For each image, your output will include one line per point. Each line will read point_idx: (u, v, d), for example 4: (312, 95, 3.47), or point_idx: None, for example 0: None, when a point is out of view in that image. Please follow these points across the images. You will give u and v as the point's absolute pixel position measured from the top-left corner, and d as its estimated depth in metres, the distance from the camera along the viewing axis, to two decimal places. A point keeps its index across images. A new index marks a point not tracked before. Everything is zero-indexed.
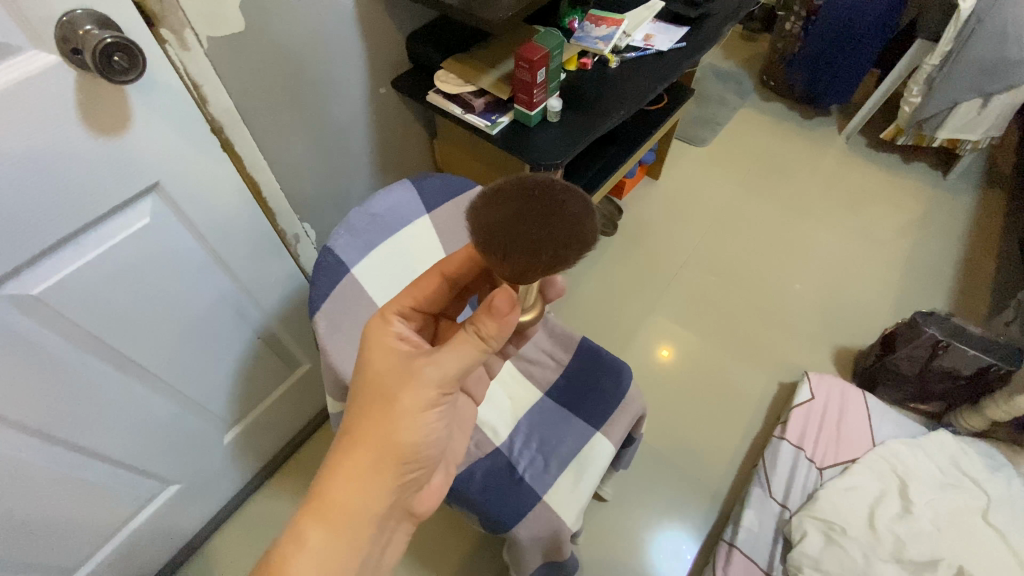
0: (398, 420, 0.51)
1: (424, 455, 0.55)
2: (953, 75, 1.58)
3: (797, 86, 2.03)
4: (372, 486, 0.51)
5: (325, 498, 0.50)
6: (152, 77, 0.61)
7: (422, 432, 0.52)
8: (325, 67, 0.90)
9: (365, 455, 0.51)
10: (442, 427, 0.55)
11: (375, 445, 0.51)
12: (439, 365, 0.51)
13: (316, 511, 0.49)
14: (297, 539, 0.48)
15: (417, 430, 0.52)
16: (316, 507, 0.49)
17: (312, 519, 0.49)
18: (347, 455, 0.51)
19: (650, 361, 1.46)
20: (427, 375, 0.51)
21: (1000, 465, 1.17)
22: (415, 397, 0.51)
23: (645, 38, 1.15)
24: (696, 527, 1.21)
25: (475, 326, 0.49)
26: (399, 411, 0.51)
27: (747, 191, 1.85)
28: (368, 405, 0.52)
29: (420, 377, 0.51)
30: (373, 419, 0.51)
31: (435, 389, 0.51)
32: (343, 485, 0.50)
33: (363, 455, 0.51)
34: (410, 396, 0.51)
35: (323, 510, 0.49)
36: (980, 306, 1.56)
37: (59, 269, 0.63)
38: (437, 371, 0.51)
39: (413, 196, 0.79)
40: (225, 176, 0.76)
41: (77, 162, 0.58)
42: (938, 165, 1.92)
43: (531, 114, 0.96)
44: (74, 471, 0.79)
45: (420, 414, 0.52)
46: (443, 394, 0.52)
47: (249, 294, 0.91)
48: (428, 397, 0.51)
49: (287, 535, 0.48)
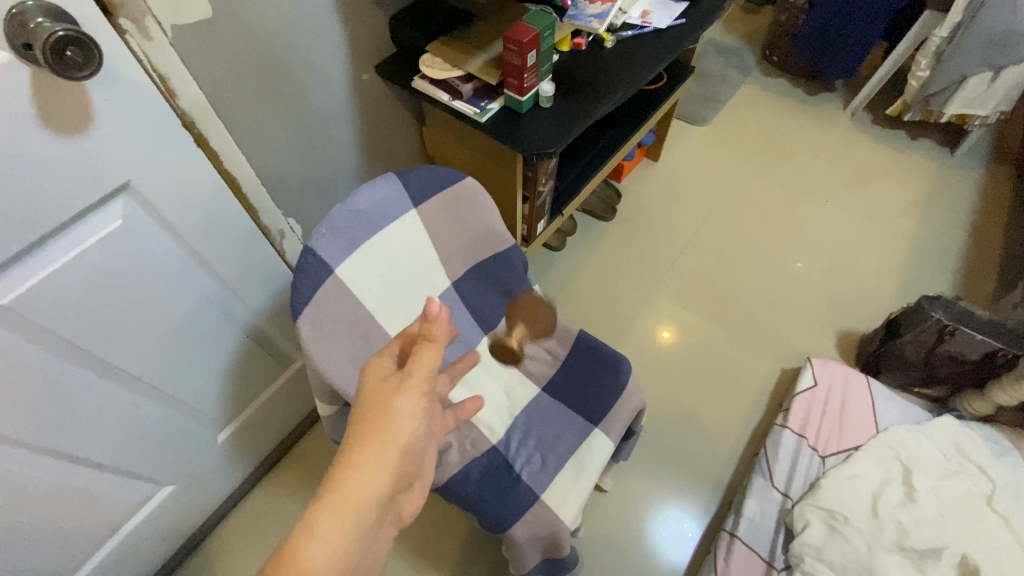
0: (397, 417, 0.50)
1: (417, 458, 0.53)
2: (963, 48, 1.52)
3: (801, 61, 1.96)
4: (379, 484, 0.48)
5: (337, 496, 0.46)
6: (113, 71, 0.57)
7: (418, 431, 0.51)
8: (304, 53, 0.86)
9: (370, 454, 0.48)
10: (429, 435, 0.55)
11: (377, 444, 0.49)
12: (420, 366, 0.52)
13: (329, 506, 0.45)
14: (310, 535, 0.44)
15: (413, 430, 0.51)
16: (324, 508, 0.45)
17: (325, 516, 0.45)
18: (355, 453, 0.48)
19: (650, 346, 1.44)
20: (414, 378, 0.51)
21: (1006, 450, 1.15)
22: (408, 396, 0.51)
23: (642, 15, 1.10)
24: (698, 515, 1.20)
25: (424, 329, 0.54)
26: (398, 410, 0.50)
27: (748, 171, 1.80)
28: (367, 409, 0.51)
29: (410, 377, 0.51)
30: (375, 419, 0.50)
31: (422, 389, 0.52)
32: (354, 484, 0.47)
33: (367, 455, 0.48)
34: (408, 395, 0.51)
35: (334, 508, 0.45)
36: (986, 286, 1.53)
37: (30, 276, 0.61)
38: (419, 370, 0.52)
39: (399, 189, 0.74)
40: (200, 173, 0.73)
41: (40, 166, 0.55)
42: (944, 141, 1.87)
43: (523, 99, 0.91)
44: (62, 480, 0.77)
45: (414, 412, 0.51)
46: (428, 392, 0.53)
47: (234, 293, 0.88)
48: (419, 397, 0.52)
49: (294, 540, 0.43)
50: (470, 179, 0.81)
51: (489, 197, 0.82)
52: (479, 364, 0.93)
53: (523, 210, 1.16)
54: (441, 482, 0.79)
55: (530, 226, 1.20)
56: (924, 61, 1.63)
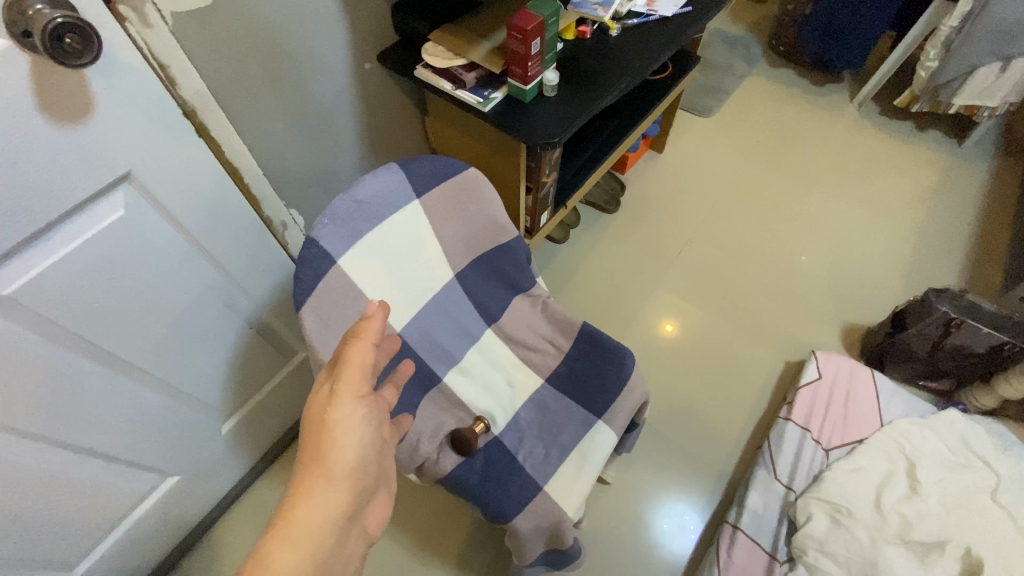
0: (334, 428, 0.50)
1: (373, 463, 0.53)
2: (973, 37, 1.49)
3: (808, 51, 1.94)
4: (327, 496, 0.49)
5: (287, 520, 0.47)
6: (113, 58, 0.57)
7: (359, 435, 0.51)
8: (305, 42, 0.85)
9: (315, 471, 0.49)
10: (380, 437, 0.55)
11: (318, 460, 0.49)
12: (347, 372, 0.52)
13: (280, 531, 0.47)
14: (262, 561, 0.45)
15: (357, 438, 0.52)
16: (276, 532, 0.46)
17: (276, 541, 0.46)
18: (302, 475, 0.49)
19: (654, 339, 1.43)
20: (342, 386, 0.51)
21: (1011, 443, 1.15)
22: (343, 407, 0.51)
23: (648, 3, 1.08)
24: (700, 507, 1.20)
25: (354, 327, 0.54)
26: (335, 420, 0.51)
27: (753, 162, 1.79)
28: (308, 428, 0.51)
29: (340, 387, 0.51)
30: (314, 438, 0.50)
31: (357, 395, 0.52)
32: (303, 504, 0.48)
33: (313, 473, 0.49)
34: (340, 407, 0.51)
35: (285, 530, 0.46)
36: (993, 279, 1.51)
37: (31, 266, 0.60)
38: (345, 376, 0.51)
39: (402, 180, 0.73)
40: (202, 163, 0.72)
41: (40, 156, 0.55)
42: (952, 133, 1.85)
43: (526, 88, 0.90)
44: (67, 470, 0.77)
45: (350, 419, 0.51)
46: (364, 396, 0.53)
47: (236, 283, 0.88)
48: (354, 404, 0.52)
49: (250, 565, 0.45)
50: (473, 169, 0.80)
51: (492, 187, 0.81)
52: (483, 356, 0.92)
53: (526, 202, 1.15)
54: (443, 473, 0.78)
55: (533, 218, 1.19)
56: (933, 51, 1.60)
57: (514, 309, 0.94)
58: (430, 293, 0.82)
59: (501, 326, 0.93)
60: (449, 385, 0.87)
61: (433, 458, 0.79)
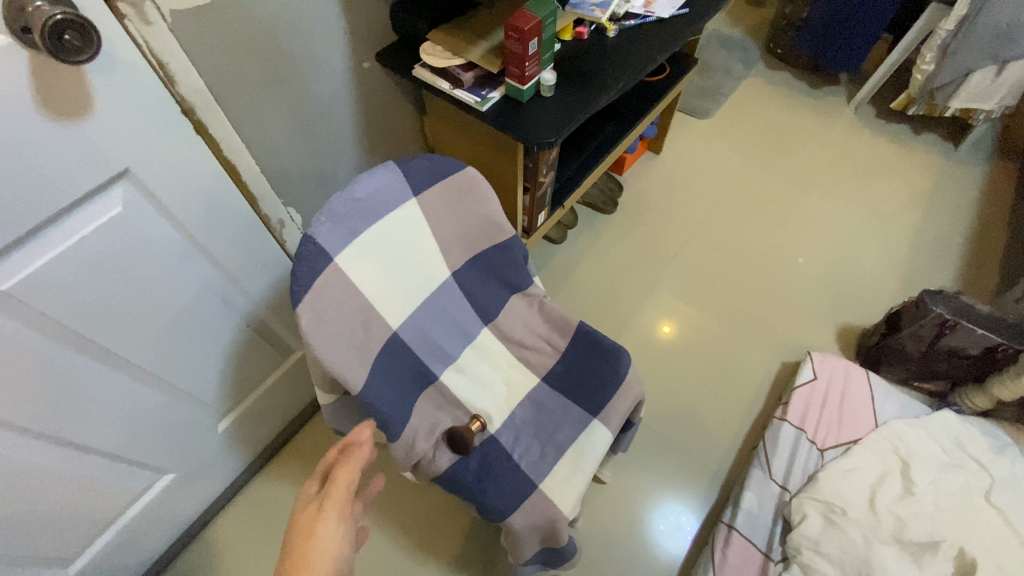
0: (316, 546, 0.54)
1: None
2: (968, 41, 1.50)
3: (805, 54, 1.95)
4: None
5: None
6: (112, 55, 0.57)
7: (339, 549, 0.55)
8: (304, 41, 0.86)
9: None
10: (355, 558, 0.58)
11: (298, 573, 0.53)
12: (335, 489, 0.58)
13: None
14: None
15: (336, 555, 0.55)
16: None
17: None
18: None
19: (650, 340, 1.44)
20: (330, 503, 0.57)
21: (1005, 445, 1.15)
22: (325, 525, 0.56)
23: (645, 4, 1.09)
24: (696, 506, 1.20)
25: (342, 454, 0.61)
26: (318, 536, 0.55)
27: (750, 164, 1.80)
28: (291, 547, 0.55)
29: (325, 508, 0.57)
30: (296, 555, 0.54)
31: (339, 514, 0.57)
32: None
33: None
34: (324, 524, 0.56)
35: None
36: (988, 281, 1.52)
37: (29, 262, 0.61)
38: (332, 494, 0.57)
39: (399, 178, 0.74)
40: (199, 160, 0.72)
41: (39, 152, 0.55)
42: (948, 136, 1.86)
43: (524, 88, 0.91)
44: (64, 466, 0.78)
45: (332, 535, 0.56)
46: (345, 515, 0.58)
47: (234, 280, 0.88)
48: (336, 521, 0.56)
49: None
50: (471, 168, 0.81)
51: (489, 186, 0.82)
52: (480, 355, 0.92)
53: (524, 202, 1.15)
54: (438, 471, 0.79)
55: (530, 218, 1.20)
56: (930, 55, 1.61)
57: (511, 308, 0.94)
58: (428, 291, 0.82)
59: (497, 324, 0.94)
60: (446, 384, 0.87)
61: (429, 456, 0.79)
